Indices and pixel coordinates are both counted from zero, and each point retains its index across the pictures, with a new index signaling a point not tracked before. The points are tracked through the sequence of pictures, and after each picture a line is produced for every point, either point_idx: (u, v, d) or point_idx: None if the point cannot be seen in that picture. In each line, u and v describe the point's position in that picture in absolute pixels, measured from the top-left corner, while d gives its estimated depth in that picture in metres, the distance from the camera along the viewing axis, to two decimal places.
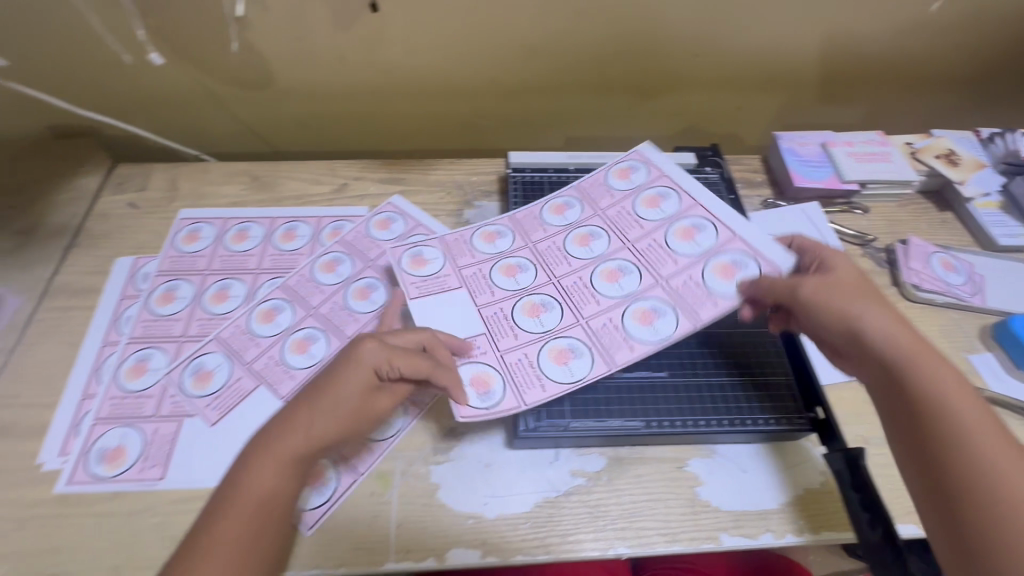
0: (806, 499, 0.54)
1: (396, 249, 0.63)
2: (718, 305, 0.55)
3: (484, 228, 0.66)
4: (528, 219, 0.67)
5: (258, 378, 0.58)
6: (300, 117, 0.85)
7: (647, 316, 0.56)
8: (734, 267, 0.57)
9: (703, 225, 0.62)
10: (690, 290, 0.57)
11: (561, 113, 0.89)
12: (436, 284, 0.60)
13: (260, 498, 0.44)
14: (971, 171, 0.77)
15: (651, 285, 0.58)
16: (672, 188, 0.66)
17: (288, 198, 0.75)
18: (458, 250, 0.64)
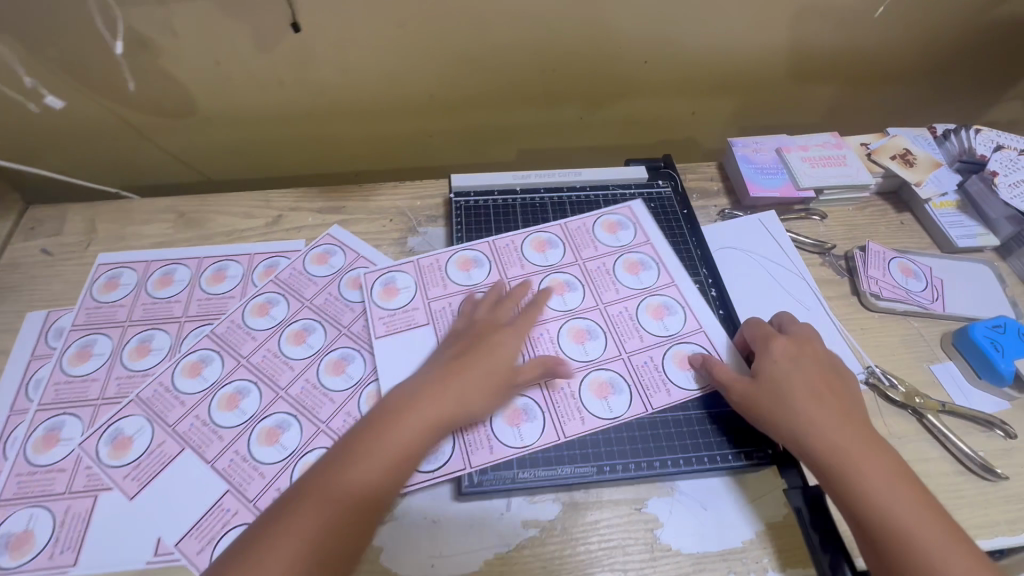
0: (770, 535, 0.51)
1: (371, 274, 0.65)
2: (670, 396, 0.56)
3: (461, 254, 0.66)
4: (506, 249, 0.66)
5: (182, 442, 0.54)
6: (231, 143, 0.79)
7: (604, 390, 0.56)
8: (693, 360, 0.58)
9: (674, 308, 0.62)
10: (648, 372, 0.58)
11: (510, 127, 0.85)
12: (403, 319, 0.62)
13: (353, 489, 0.46)
14: (927, 170, 0.75)
15: (614, 356, 0.58)
16: (654, 259, 0.66)
17: (218, 234, 0.70)
18: (430, 279, 0.64)
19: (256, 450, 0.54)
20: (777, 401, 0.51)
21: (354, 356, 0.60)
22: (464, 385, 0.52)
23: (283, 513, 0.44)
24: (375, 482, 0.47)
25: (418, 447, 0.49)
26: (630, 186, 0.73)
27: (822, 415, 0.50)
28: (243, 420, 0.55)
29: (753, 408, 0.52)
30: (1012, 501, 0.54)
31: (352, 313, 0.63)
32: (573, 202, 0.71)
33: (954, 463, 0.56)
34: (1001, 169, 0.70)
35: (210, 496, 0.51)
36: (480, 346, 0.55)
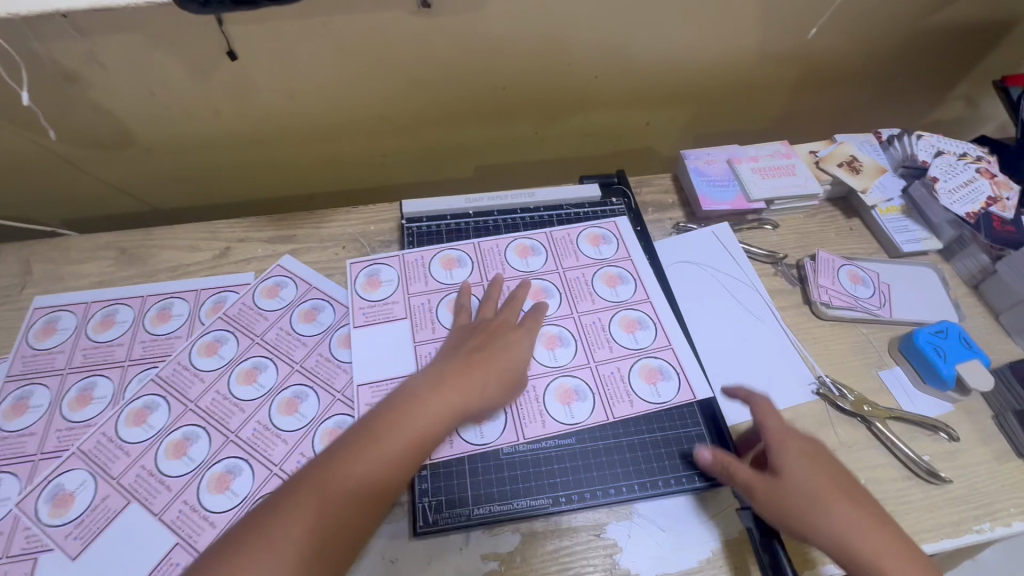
0: (726, 554, 0.52)
1: (358, 263, 0.67)
2: (632, 407, 0.57)
3: (447, 253, 0.67)
4: (491, 251, 0.67)
5: (127, 495, 0.52)
6: (175, 172, 0.77)
7: (568, 396, 0.57)
8: (658, 376, 0.59)
9: (647, 323, 0.63)
10: (614, 383, 0.58)
11: (464, 144, 0.84)
12: (383, 311, 0.63)
13: (375, 478, 0.46)
14: (872, 177, 0.77)
15: (582, 363, 0.59)
16: (632, 275, 0.66)
17: (162, 270, 0.68)
18: (414, 274, 0.65)
19: (205, 499, 0.52)
20: (806, 504, 0.47)
21: (307, 394, 0.59)
22: (475, 377, 0.53)
23: (289, 497, 0.44)
24: (387, 471, 0.47)
25: (434, 435, 0.50)
26: (584, 204, 0.73)
27: (852, 518, 0.46)
28: (192, 468, 0.54)
29: (779, 510, 0.47)
30: (955, 503, 0.56)
31: (305, 347, 0.62)
32: (527, 221, 0.71)
33: (901, 468, 0.58)
34: (941, 175, 0.72)
35: (158, 550, 0.50)
36: (499, 342, 0.56)
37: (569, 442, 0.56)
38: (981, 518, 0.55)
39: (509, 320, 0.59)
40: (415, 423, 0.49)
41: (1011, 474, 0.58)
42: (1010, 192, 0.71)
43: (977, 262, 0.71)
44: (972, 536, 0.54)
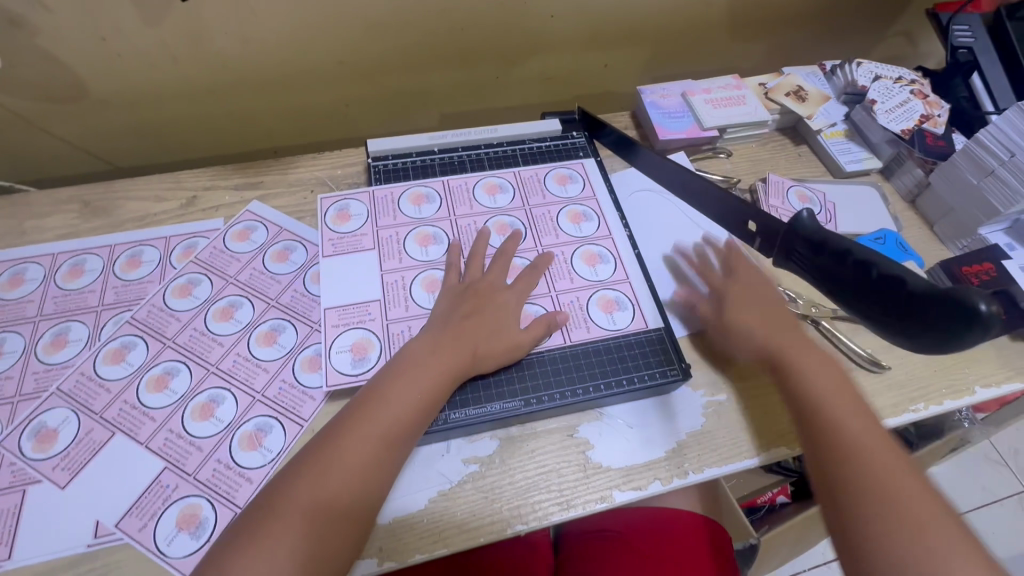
0: (687, 443, 0.56)
1: (329, 198, 0.68)
2: (589, 332, 0.60)
3: (415, 190, 0.69)
4: (460, 188, 0.69)
5: (112, 427, 0.53)
6: (135, 126, 0.76)
7: (528, 321, 0.60)
8: (615, 306, 0.62)
9: (607, 256, 0.65)
10: (572, 311, 0.61)
11: (428, 91, 0.85)
12: (351, 243, 0.64)
13: (356, 462, 0.46)
14: (817, 103, 0.81)
15: (543, 292, 0.62)
16: (595, 212, 0.69)
17: (129, 220, 0.67)
18: (383, 209, 0.67)
19: (190, 426, 0.54)
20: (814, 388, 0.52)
21: (284, 326, 0.60)
22: (423, 369, 0.51)
23: (289, 480, 0.45)
24: (394, 430, 0.48)
25: (433, 394, 0.51)
26: (546, 139, 0.75)
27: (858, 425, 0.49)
28: (174, 400, 0.55)
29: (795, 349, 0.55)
30: (893, 388, 0.61)
31: (280, 285, 0.63)
32: (491, 157, 0.72)
33: (846, 361, 0.63)
34: (879, 98, 0.77)
35: (147, 475, 0.51)
36: (486, 305, 0.57)
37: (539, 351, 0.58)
38: (916, 399, 0.61)
39: (496, 281, 0.60)
40: (371, 430, 0.47)
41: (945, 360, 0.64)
42: (941, 110, 0.75)
43: (914, 177, 0.75)
44: (908, 415, 0.60)
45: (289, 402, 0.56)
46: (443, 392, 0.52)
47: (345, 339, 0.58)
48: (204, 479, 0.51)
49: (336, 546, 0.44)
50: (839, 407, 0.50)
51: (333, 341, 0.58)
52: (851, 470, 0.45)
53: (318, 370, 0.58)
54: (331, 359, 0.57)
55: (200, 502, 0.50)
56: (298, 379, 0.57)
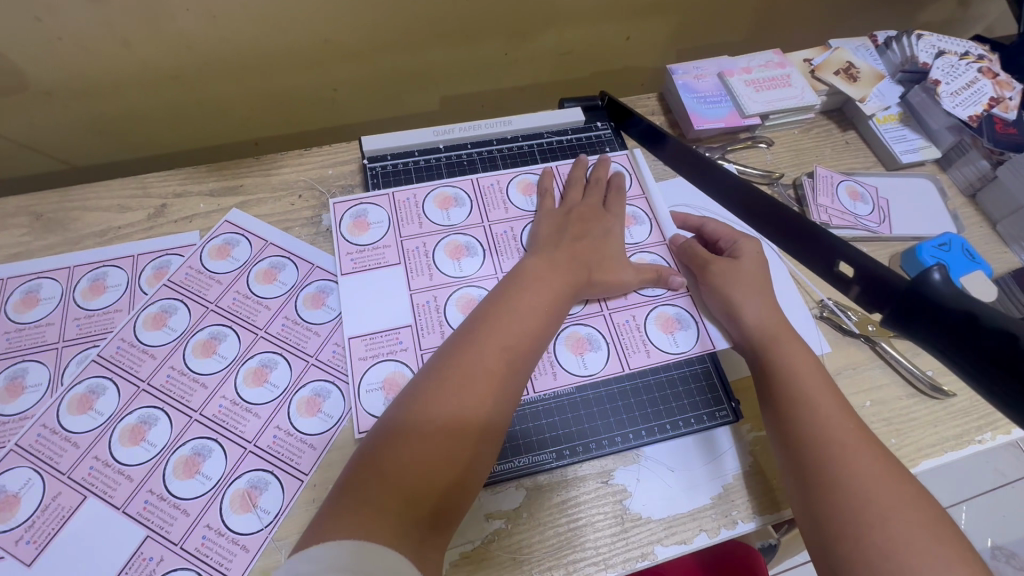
0: (736, 488, 0.50)
1: (343, 203, 0.58)
2: (649, 357, 0.53)
3: (442, 190, 0.59)
4: (493, 188, 0.60)
5: (83, 490, 0.46)
6: (91, 121, 0.66)
7: (581, 345, 0.52)
8: (676, 325, 0.54)
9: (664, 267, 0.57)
10: (629, 332, 0.54)
11: (427, 71, 0.74)
12: (374, 256, 0.55)
13: (488, 367, 0.43)
14: (871, 84, 0.71)
15: (594, 311, 0.54)
16: (647, 215, 0.60)
17: (88, 236, 0.58)
18: (406, 215, 0.58)
19: (173, 486, 0.47)
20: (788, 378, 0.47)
21: (276, 361, 0.53)
22: (521, 311, 0.47)
23: (413, 392, 0.42)
24: (524, 337, 0.46)
25: (553, 306, 0.48)
26: (566, 131, 0.66)
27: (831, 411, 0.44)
28: (153, 454, 0.48)
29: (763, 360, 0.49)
30: (958, 416, 0.55)
31: (268, 311, 0.55)
32: (504, 155, 0.63)
33: (906, 385, 0.56)
34: (943, 78, 0.67)
35: (127, 546, 0.45)
36: (594, 227, 0.56)
37: (569, 393, 0.52)
38: (983, 429, 0.55)
39: (595, 208, 0.58)
40: (479, 363, 0.43)
41: None
42: (1012, 92, 0.66)
43: (977, 170, 0.67)
44: (973, 448, 0.54)
45: (286, 452, 0.49)
46: (562, 306, 0.49)
47: (374, 376, 0.50)
48: (193, 549, 0.45)
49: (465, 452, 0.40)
50: (831, 418, 0.44)
51: (361, 379, 0.50)
52: (825, 484, 0.41)
53: (318, 414, 0.51)
54: (360, 400, 0.49)
55: None
56: (295, 425, 0.50)
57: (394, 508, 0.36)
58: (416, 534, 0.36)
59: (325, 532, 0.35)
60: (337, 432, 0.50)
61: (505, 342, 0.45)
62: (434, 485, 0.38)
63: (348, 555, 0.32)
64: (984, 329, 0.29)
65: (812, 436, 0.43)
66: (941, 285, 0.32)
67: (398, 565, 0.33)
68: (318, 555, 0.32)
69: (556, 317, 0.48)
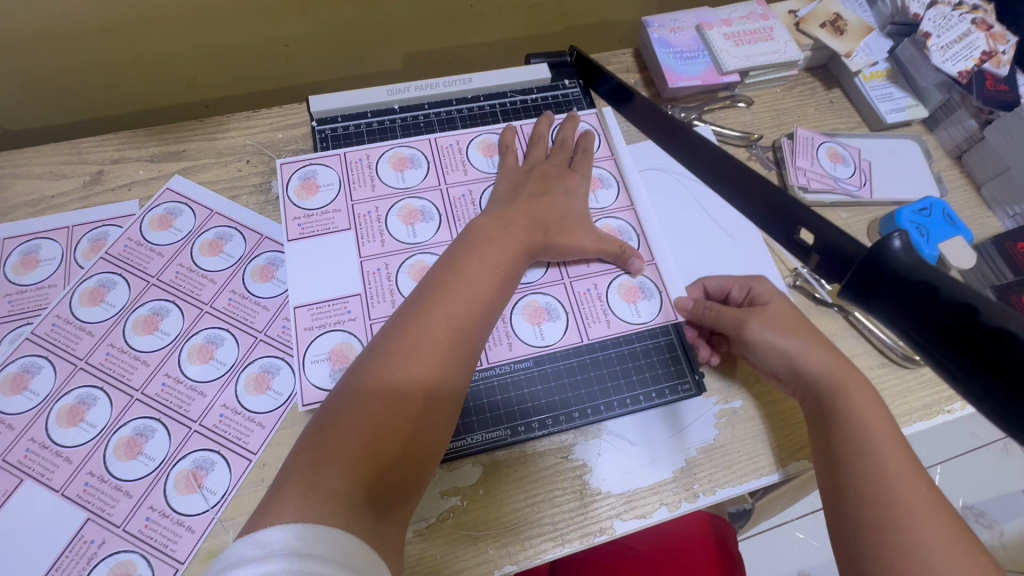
0: (699, 460, 0.49)
1: (290, 163, 0.54)
2: (609, 328, 0.51)
3: (396, 151, 0.56)
4: (451, 149, 0.56)
5: (19, 473, 0.44)
6: (20, 80, 0.61)
7: (539, 315, 0.51)
8: (639, 294, 0.53)
9: (627, 232, 0.55)
10: (590, 301, 0.52)
11: (386, 24, 0.69)
12: (322, 221, 0.52)
13: (438, 338, 0.40)
14: (859, 37, 0.66)
15: (554, 278, 0.52)
16: (614, 177, 0.57)
17: (20, 206, 0.55)
18: (358, 176, 0.54)
19: (113, 467, 0.45)
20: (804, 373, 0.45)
21: (222, 338, 0.50)
22: (473, 277, 0.44)
23: (356, 370, 0.39)
24: (476, 306, 0.43)
25: (506, 271, 0.46)
26: (532, 90, 0.61)
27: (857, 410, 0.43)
28: (93, 435, 0.46)
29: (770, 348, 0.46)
30: (929, 385, 0.54)
31: (213, 285, 0.52)
32: (465, 115, 0.59)
33: (878, 355, 0.55)
34: (934, 30, 0.63)
35: (67, 529, 0.43)
36: (554, 188, 0.52)
37: (527, 366, 0.50)
38: (954, 398, 0.54)
39: (558, 169, 0.54)
40: (429, 334, 0.40)
41: None
42: (1006, 45, 0.62)
43: (964, 130, 0.64)
44: (943, 417, 0.53)
45: (233, 431, 0.47)
46: (514, 270, 0.46)
47: (320, 346, 0.48)
48: (136, 531, 0.43)
49: (418, 430, 0.38)
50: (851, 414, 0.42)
51: (306, 349, 0.47)
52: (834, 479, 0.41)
53: (267, 392, 0.49)
54: (306, 372, 0.47)
55: (133, 559, 0.43)
56: (242, 403, 0.48)
57: (344, 491, 0.34)
58: (370, 513, 0.34)
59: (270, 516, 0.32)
60: (286, 410, 0.48)
61: (457, 310, 0.42)
62: (391, 466, 0.36)
63: (318, 543, 0.30)
64: (946, 302, 0.27)
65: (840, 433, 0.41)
66: (901, 252, 0.30)
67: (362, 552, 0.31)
68: (278, 536, 0.30)
69: (508, 283, 0.46)
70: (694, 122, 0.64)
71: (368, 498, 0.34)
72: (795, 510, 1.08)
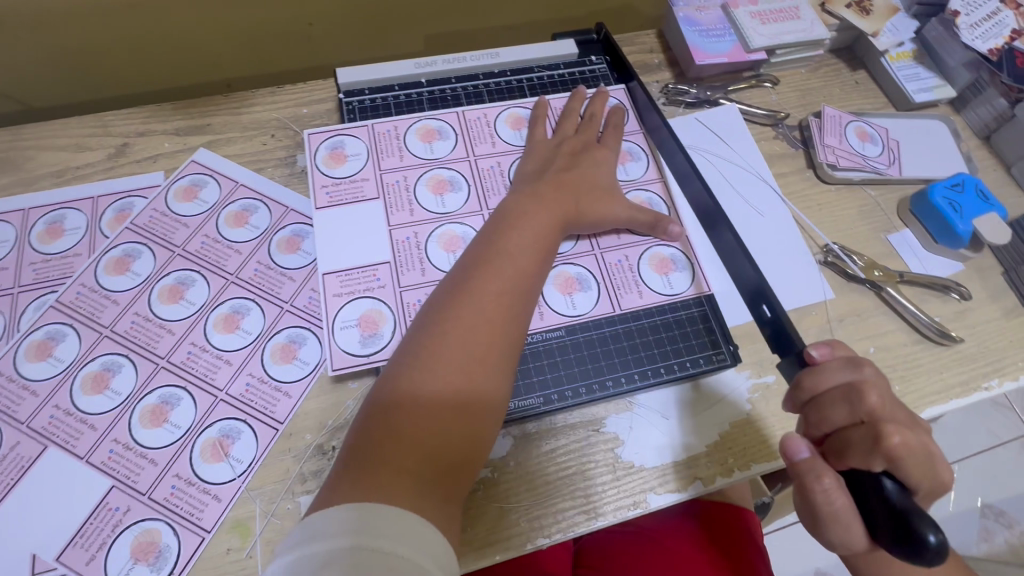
0: (734, 434, 0.48)
1: (319, 134, 0.54)
2: (641, 299, 0.51)
3: (424, 123, 0.55)
4: (479, 122, 0.56)
5: (44, 440, 0.44)
6: (43, 55, 0.61)
7: (570, 285, 0.50)
8: (671, 266, 0.52)
9: (658, 204, 0.54)
10: (621, 272, 0.51)
11: (409, 5, 0.69)
12: (350, 190, 0.52)
13: (486, 315, 0.40)
14: (884, 18, 0.66)
15: (585, 250, 0.52)
16: (643, 150, 0.57)
17: (45, 176, 0.54)
18: (386, 146, 0.54)
19: (139, 435, 0.44)
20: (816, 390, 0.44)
21: (248, 307, 0.50)
22: (513, 253, 0.44)
23: (409, 349, 0.39)
24: (519, 281, 0.43)
25: (545, 245, 0.45)
26: (558, 66, 0.61)
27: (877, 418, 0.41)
28: (118, 403, 0.45)
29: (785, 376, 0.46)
30: (965, 362, 0.53)
31: (239, 256, 0.52)
32: (492, 89, 0.59)
33: (912, 332, 0.54)
34: (963, 9, 0.62)
35: (91, 496, 0.42)
36: (584, 160, 0.52)
37: (558, 335, 0.49)
38: (991, 376, 0.53)
39: (586, 141, 0.54)
40: (476, 311, 0.40)
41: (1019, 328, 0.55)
42: None
43: (993, 109, 0.64)
44: (980, 394, 0.52)
45: (260, 401, 0.46)
46: (552, 243, 0.46)
47: (350, 313, 0.47)
48: (162, 499, 0.42)
49: (477, 407, 0.38)
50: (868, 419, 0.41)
51: (335, 316, 0.47)
52: None
53: (294, 361, 0.48)
54: (335, 338, 0.46)
55: (159, 527, 0.42)
56: (269, 372, 0.47)
57: (412, 468, 0.35)
58: (440, 488, 0.35)
59: (329, 497, 0.33)
60: (314, 379, 0.47)
61: (502, 287, 0.42)
62: (453, 444, 0.37)
63: (353, 522, 0.31)
64: None
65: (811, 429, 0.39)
66: None
67: (399, 525, 0.31)
68: (329, 519, 0.31)
69: (548, 258, 0.46)
70: (719, 100, 0.64)
71: (433, 475, 0.35)
72: None
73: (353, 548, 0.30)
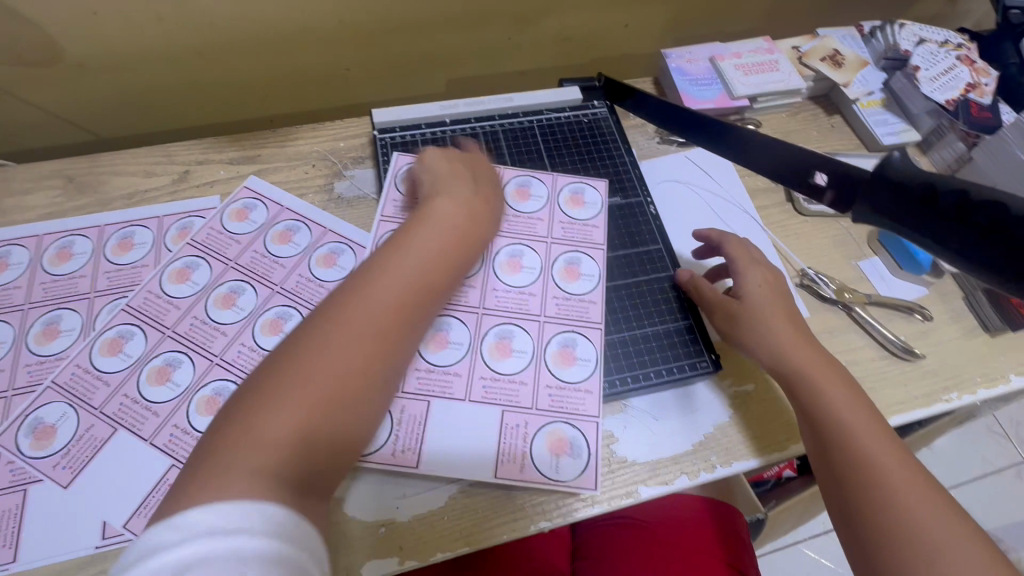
0: (715, 437, 0.54)
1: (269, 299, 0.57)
2: (597, 228, 0.62)
3: (316, 254, 0.60)
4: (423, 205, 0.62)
5: (114, 424, 0.50)
6: (118, 93, 0.70)
7: (572, 273, 0.59)
8: (580, 197, 0.64)
9: (581, 187, 0.64)
10: (574, 228, 0.62)
11: (435, 54, 0.79)
12: None
13: (370, 323, 0.42)
14: (854, 70, 0.75)
15: (541, 245, 0.60)
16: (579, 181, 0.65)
17: (116, 198, 0.63)
18: (307, 293, 0.58)
19: (196, 421, 0.51)
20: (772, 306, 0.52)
21: (290, 314, 0.57)
22: (409, 267, 0.46)
23: (294, 344, 0.41)
24: (410, 296, 0.45)
25: (438, 265, 0.48)
26: (565, 109, 0.70)
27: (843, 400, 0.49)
28: (178, 393, 0.52)
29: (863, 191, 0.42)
30: (928, 376, 0.59)
31: (283, 269, 0.59)
32: (507, 130, 0.67)
33: (879, 348, 0.60)
34: (922, 64, 0.71)
35: (154, 473, 0.49)
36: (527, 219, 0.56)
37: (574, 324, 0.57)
38: (951, 389, 0.58)
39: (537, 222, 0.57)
40: (364, 318, 0.42)
41: (977, 347, 0.61)
42: (989, 79, 0.70)
43: (954, 152, 0.71)
44: (942, 405, 0.58)
45: None
46: (450, 263, 0.49)
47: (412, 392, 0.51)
48: None
49: (346, 412, 0.39)
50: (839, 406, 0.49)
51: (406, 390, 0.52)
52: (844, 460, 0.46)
53: None
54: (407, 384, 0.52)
55: None
56: None
57: (277, 460, 0.36)
58: (304, 487, 0.37)
59: (186, 498, 0.33)
60: None
61: (394, 299, 0.44)
62: (317, 438, 0.38)
63: (279, 521, 0.32)
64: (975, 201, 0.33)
65: (808, 387, 0.50)
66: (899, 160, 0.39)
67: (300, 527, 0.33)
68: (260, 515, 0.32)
69: (446, 276, 0.48)
70: None
71: (298, 467, 0.37)
72: (807, 530, 1.09)
73: (268, 548, 0.31)
